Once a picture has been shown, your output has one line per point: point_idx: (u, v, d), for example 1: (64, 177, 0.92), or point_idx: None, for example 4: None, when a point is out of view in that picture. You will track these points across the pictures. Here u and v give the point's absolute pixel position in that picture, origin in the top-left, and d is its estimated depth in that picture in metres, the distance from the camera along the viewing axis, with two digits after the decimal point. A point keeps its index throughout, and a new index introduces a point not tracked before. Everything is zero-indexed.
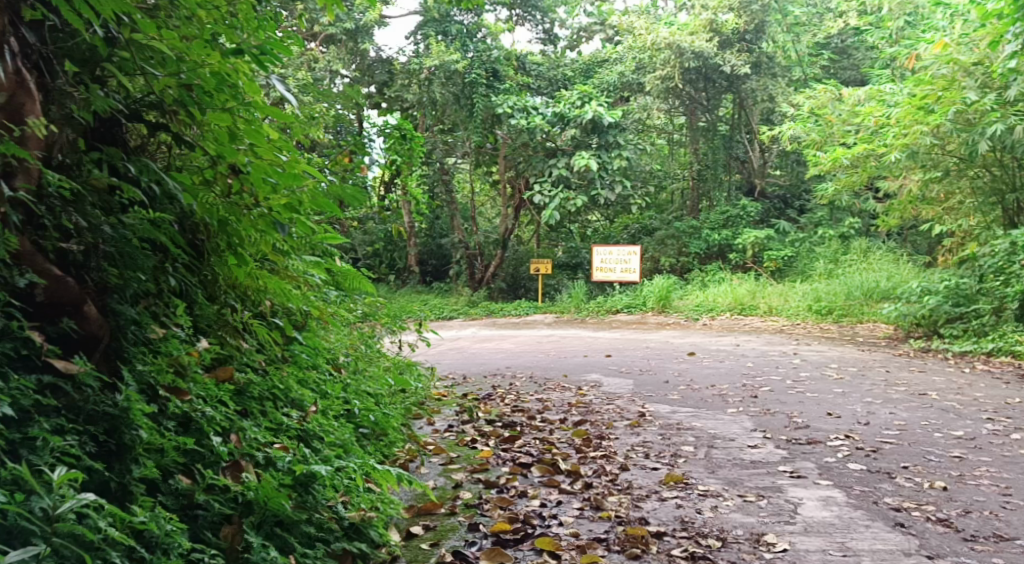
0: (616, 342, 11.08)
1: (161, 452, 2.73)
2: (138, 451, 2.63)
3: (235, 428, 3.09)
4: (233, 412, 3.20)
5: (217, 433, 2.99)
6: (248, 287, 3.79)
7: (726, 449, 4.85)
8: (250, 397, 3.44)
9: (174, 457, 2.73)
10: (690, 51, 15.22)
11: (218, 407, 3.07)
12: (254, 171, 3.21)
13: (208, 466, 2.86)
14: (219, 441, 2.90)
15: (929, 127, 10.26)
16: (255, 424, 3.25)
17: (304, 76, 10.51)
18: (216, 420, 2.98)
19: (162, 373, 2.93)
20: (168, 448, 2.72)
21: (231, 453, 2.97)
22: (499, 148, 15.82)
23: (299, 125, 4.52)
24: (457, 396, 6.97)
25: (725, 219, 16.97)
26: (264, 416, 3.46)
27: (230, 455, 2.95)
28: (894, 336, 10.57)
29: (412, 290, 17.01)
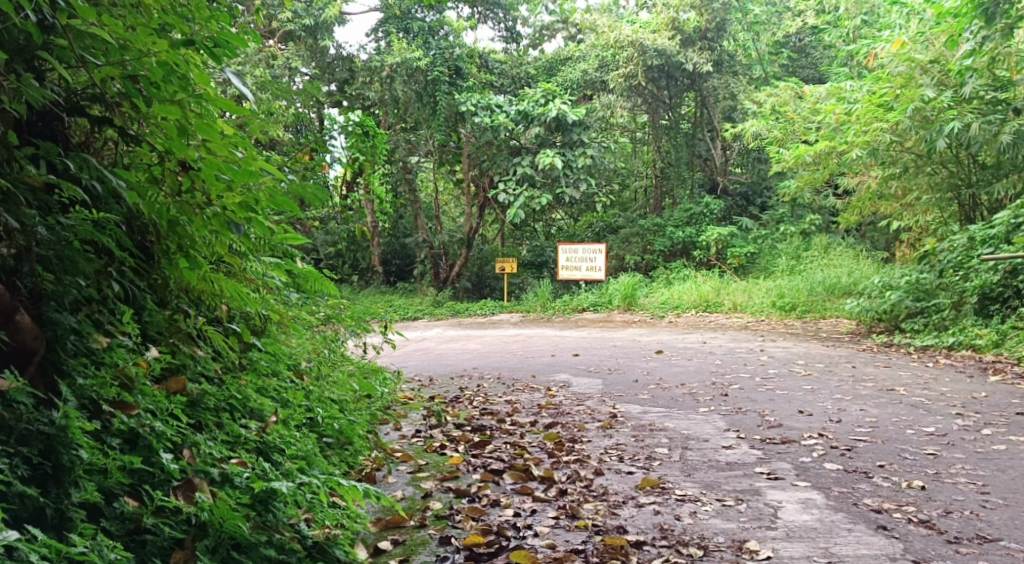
0: (583, 341, 10.99)
1: (105, 472, 2.55)
2: (78, 474, 2.45)
3: (189, 442, 2.93)
4: (187, 426, 3.03)
5: (168, 449, 2.83)
6: (203, 292, 3.58)
7: (700, 451, 4.76)
8: (204, 409, 3.26)
9: (119, 478, 2.54)
10: (653, 49, 15.19)
11: (169, 421, 2.90)
12: (207, 168, 3.03)
13: (158, 487, 2.68)
14: (170, 459, 2.73)
15: (889, 124, 10.32)
16: (210, 438, 3.09)
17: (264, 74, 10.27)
18: (166, 435, 2.80)
19: (105, 387, 2.75)
20: (112, 468, 2.54)
21: (183, 471, 2.79)
22: (463, 146, 15.66)
23: (258, 122, 4.37)
24: (423, 399, 6.82)
25: (688, 216, 16.97)
26: (220, 428, 3.28)
27: (182, 473, 2.77)
28: (857, 331, 10.60)
29: (376, 290, 16.78)
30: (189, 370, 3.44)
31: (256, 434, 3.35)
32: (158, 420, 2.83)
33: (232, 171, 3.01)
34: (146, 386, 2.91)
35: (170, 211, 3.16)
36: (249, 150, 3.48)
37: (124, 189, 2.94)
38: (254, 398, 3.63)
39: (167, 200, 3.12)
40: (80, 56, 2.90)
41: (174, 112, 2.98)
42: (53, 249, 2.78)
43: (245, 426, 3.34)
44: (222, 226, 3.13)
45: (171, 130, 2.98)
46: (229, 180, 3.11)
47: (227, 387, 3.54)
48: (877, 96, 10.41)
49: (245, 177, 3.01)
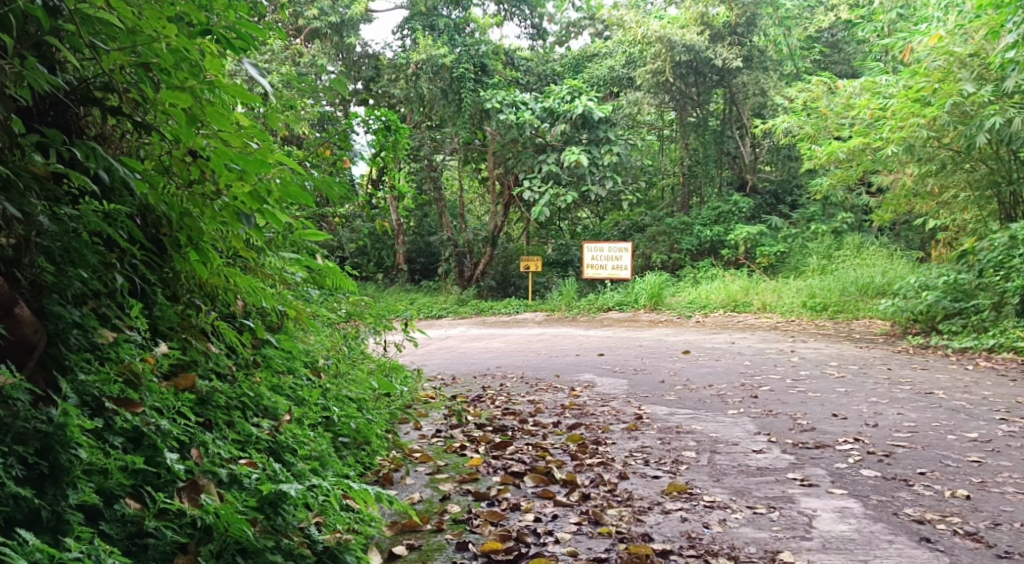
0: (608, 341, 10.82)
1: (105, 472, 2.45)
2: (76, 475, 2.35)
3: (197, 442, 2.80)
4: (195, 425, 2.91)
5: (173, 449, 2.71)
6: (217, 288, 3.47)
7: (729, 455, 4.58)
8: (214, 407, 3.12)
9: (119, 479, 2.44)
10: (681, 45, 14.97)
11: (176, 420, 2.78)
12: (216, 157, 2.91)
13: (162, 490, 2.57)
14: (175, 459, 2.61)
15: (926, 120, 10.05)
16: (219, 438, 2.96)
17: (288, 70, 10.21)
18: (172, 435, 2.69)
19: (109, 383, 2.65)
20: (112, 469, 2.43)
21: (189, 472, 2.67)
22: (488, 144, 15.54)
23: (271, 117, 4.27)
24: (446, 398, 6.70)
25: (716, 215, 16.73)
26: (230, 426, 3.15)
27: (187, 475, 2.65)
28: (891, 332, 10.35)
29: (401, 288, 16.70)
30: (200, 367, 3.31)
31: (267, 434, 3.23)
32: (163, 418, 2.73)
33: (242, 162, 2.89)
34: (152, 383, 2.80)
35: (180, 202, 3.03)
36: (264, 142, 3.36)
37: (130, 177, 2.82)
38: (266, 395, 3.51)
39: (178, 191, 3.00)
40: (89, 42, 2.78)
41: (184, 99, 2.86)
42: (58, 242, 2.68)
43: (256, 424, 3.22)
44: (232, 217, 3.00)
45: (181, 119, 2.86)
46: (240, 170, 2.99)
47: (238, 384, 3.41)
48: (914, 92, 10.02)
49: (255, 167, 2.88)
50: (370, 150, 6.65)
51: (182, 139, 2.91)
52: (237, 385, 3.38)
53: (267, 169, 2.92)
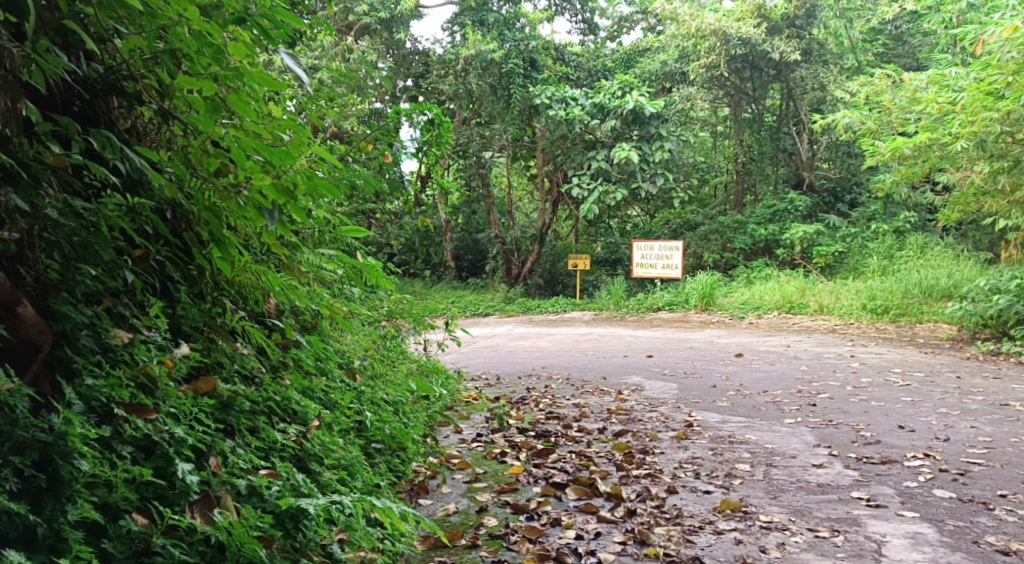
0: (657, 342, 10.51)
1: (109, 486, 2.30)
2: (77, 488, 2.21)
3: (216, 450, 2.64)
4: (214, 430, 2.74)
5: (188, 458, 2.55)
6: (247, 286, 3.27)
7: (787, 469, 4.29)
8: (237, 412, 2.90)
9: (124, 493, 2.29)
10: (737, 38, 14.63)
11: (192, 426, 2.60)
12: (237, 148, 2.69)
13: (172, 505, 2.39)
14: (188, 470, 2.45)
15: (999, 114, 9.62)
16: (240, 445, 2.78)
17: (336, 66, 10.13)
18: (188, 443, 2.53)
19: (119, 388, 2.49)
20: (117, 482, 2.28)
21: (203, 484, 2.50)
22: (537, 140, 15.33)
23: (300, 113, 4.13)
24: (489, 399, 6.50)
25: (771, 214, 16.27)
26: (254, 432, 2.94)
27: (201, 487, 2.48)
28: (957, 337, 9.90)
29: (449, 286, 16.53)
30: (225, 370, 3.08)
31: (293, 438, 3.03)
32: (181, 425, 2.57)
33: (266, 152, 2.66)
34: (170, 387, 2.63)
35: (202, 195, 2.82)
36: (295, 133, 3.16)
37: (148, 170, 2.60)
38: (294, 394, 3.32)
39: (203, 180, 2.79)
40: (110, 28, 2.58)
41: (205, 85, 2.64)
42: (74, 236, 2.54)
43: (281, 428, 3.02)
44: (253, 207, 2.76)
45: (201, 107, 2.63)
46: (264, 161, 2.78)
47: (263, 384, 3.20)
48: (986, 84, 9.73)
49: (280, 158, 2.65)
50: (416, 145, 6.55)
51: (200, 128, 2.69)
52: (263, 387, 3.17)
53: (294, 160, 2.69)
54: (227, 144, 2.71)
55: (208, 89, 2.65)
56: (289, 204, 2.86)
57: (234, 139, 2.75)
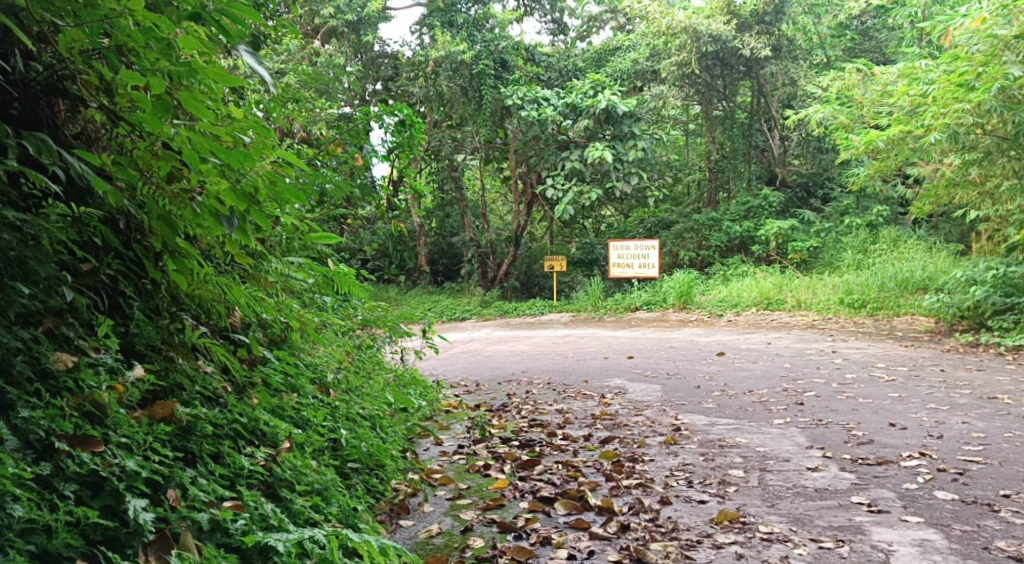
0: (637, 342, 10.37)
1: (49, 531, 2.15)
2: (8, 537, 2.06)
3: (175, 480, 2.47)
4: (171, 459, 2.55)
5: (142, 494, 2.38)
6: (208, 300, 3.05)
7: (781, 474, 4.13)
8: (198, 438, 2.69)
9: (66, 539, 2.13)
10: (707, 35, 14.55)
11: (145, 457, 2.43)
12: (189, 151, 2.47)
13: (123, 547, 2.24)
14: (141, 507, 2.29)
15: (971, 105, 9.56)
16: (202, 475, 2.58)
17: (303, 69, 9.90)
18: (141, 476, 2.37)
19: (61, 420, 2.33)
20: (56, 527, 2.13)
21: (158, 521, 2.33)
22: (510, 142, 15.19)
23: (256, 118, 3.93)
24: (468, 408, 6.31)
25: (746, 210, 16.20)
26: (218, 459, 2.73)
27: (156, 524, 2.31)
28: (936, 329, 9.85)
29: (424, 290, 16.27)
30: (186, 392, 2.85)
31: (262, 462, 2.83)
32: (133, 457, 2.40)
33: (223, 154, 2.45)
34: (120, 415, 2.46)
35: (152, 203, 2.61)
36: (257, 133, 2.95)
37: (91, 175, 2.38)
38: (262, 411, 3.12)
39: (154, 185, 2.56)
40: (45, 21, 2.38)
41: (152, 81, 2.40)
42: (10, 250, 2.38)
43: (248, 452, 2.82)
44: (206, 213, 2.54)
45: (146, 104, 2.41)
46: (220, 164, 2.57)
47: (228, 403, 2.98)
48: (957, 75, 9.67)
49: (239, 159, 2.44)
50: (388, 146, 6.33)
51: (146, 127, 2.48)
52: (228, 407, 2.95)
53: (254, 161, 2.48)
54: (177, 145, 2.49)
55: (156, 86, 2.43)
56: (250, 209, 2.65)
57: (185, 139, 2.54)
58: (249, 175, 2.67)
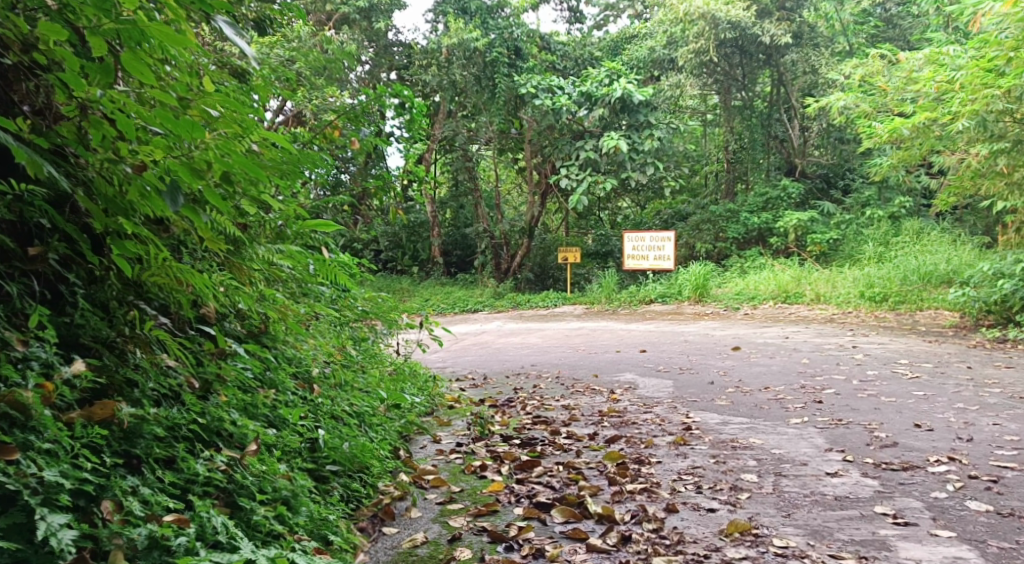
0: (650, 335, 10.07)
1: None
2: None
3: (112, 491, 2.35)
4: (105, 467, 2.41)
5: (65, 509, 2.24)
6: (166, 288, 2.80)
7: (798, 479, 3.85)
8: (145, 442, 2.54)
9: None
10: (726, 22, 14.16)
11: (67, 467, 2.28)
12: (124, 119, 2.19)
13: None
14: (61, 523, 2.17)
15: (1000, 92, 9.18)
16: (143, 486, 2.43)
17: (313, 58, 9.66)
18: (64, 488, 2.23)
19: None
20: None
21: (80, 539, 2.18)
22: (524, 132, 14.86)
23: (236, 96, 3.69)
24: (472, 403, 6.06)
25: (764, 202, 15.83)
26: (167, 464, 2.59)
27: (78, 541, 2.18)
28: (961, 325, 9.49)
29: (436, 282, 15.95)
30: (138, 390, 2.65)
31: (221, 467, 2.66)
32: (57, 466, 2.26)
33: (169, 123, 2.20)
34: (45, 417, 2.30)
35: (93, 179, 2.37)
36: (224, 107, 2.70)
37: (11, 143, 2.14)
38: (230, 411, 2.94)
39: (89, 156, 2.31)
40: None
41: (85, 38, 2.12)
42: None
43: (205, 456, 2.65)
44: (143, 191, 2.30)
45: (76, 64, 2.15)
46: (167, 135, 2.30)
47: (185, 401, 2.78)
48: (986, 60, 9.32)
49: (187, 128, 2.19)
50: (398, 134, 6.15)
51: (75, 91, 2.20)
52: (186, 406, 2.76)
53: (203, 132, 2.23)
54: (113, 112, 2.21)
55: (93, 47, 2.16)
56: (200, 187, 2.41)
57: (122, 106, 2.26)
58: (200, 149, 2.42)
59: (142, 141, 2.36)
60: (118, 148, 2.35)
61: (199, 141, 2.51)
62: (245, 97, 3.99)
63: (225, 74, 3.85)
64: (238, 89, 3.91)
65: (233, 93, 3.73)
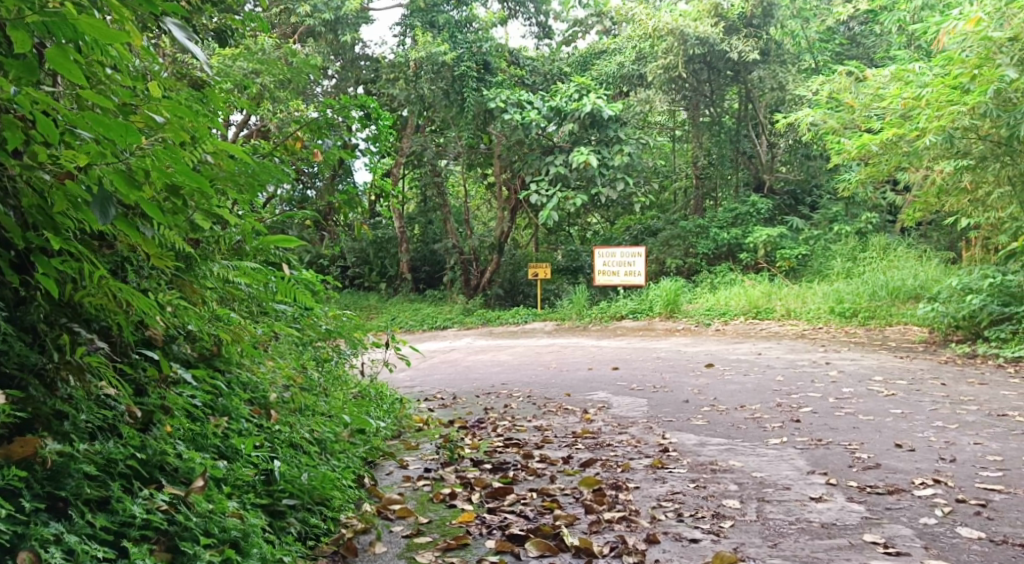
0: (622, 352, 9.92)
1: None
2: None
3: (31, 540, 2.17)
4: (22, 514, 2.22)
5: None
6: (104, 309, 2.60)
7: (781, 504, 3.70)
8: (71, 482, 2.36)
9: None
10: (694, 38, 14.15)
11: None
12: (45, 116, 2.00)
13: None
14: None
15: (966, 108, 9.19)
16: (68, 532, 2.25)
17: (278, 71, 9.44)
18: None
19: None
20: None
21: None
22: (493, 148, 14.71)
23: (188, 105, 3.51)
24: (441, 424, 5.85)
25: (733, 217, 15.79)
26: (99, 506, 2.41)
27: None
28: (930, 340, 9.46)
29: (404, 299, 15.67)
30: (67, 423, 2.47)
31: (162, 507, 2.49)
32: None
33: (100, 125, 2.02)
34: None
35: (20, 190, 2.17)
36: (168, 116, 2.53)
37: None
38: (176, 445, 2.77)
39: (7, 162, 2.10)
40: None
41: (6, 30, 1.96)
42: None
43: (144, 495, 2.48)
44: (73, 200, 2.11)
45: None
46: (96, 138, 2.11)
47: (121, 434, 2.60)
48: (951, 77, 9.35)
49: (120, 130, 2.01)
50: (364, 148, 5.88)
51: None
52: (124, 441, 2.59)
53: (138, 135, 2.06)
54: (33, 111, 2.02)
55: (16, 41, 2.01)
56: (137, 198, 2.23)
57: (43, 106, 2.08)
58: (137, 156, 2.26)
59: (66, 146, 2.16)
60: (37, 152, 2.16)
61: (138, 149, 2.35)
62: (199, 106, 3.80)
63: (177, 83, 3.66)
64: (192, 100, 3.72)
65: (186, 104, 3.54)
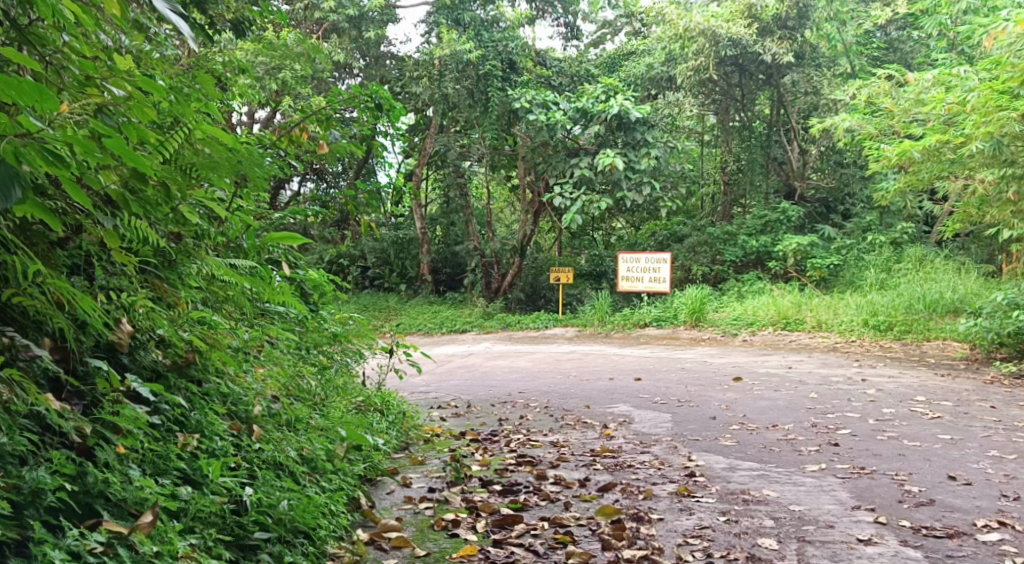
0: (645, 362, 9.48)
1: None
2: None
3: None
4: None
5: None
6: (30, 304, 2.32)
7: (824, 547, 3.30)
8: None
9: None
10: (727, 39, 13.70)
11: None
12: None
13: None
14: None
15: (1016, 114, 8.66)
16: None
17: (295, 66, 9.09)
18: None
19: None
20: None
21: None
22: (518, 149, 14.27)
23: (180, 89, 3.18)
24: (451, 436, 5.47)
25: (763, 224, 15.28)
26: (17, 546, 2.12)
27: None
28: (972, 358, 8.95)
29: (424, 300, 15.26)
30: None
31: (95, 549, 2.20)
32: None
33: (8, 93, 1.82)
34: None
35: None
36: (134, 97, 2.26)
37: None
38: (124, 470, 2.48)
39: None
40: None
41: None
42: None
43: (74, 536, 2.19)
44: None
45: None
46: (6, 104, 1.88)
47: (52, 461, 2.31)
48: (999, 82, 8.82)
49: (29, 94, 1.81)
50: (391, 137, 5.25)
51: None
52: (55, 468, 2.30)
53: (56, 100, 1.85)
54: None
55: None
56: (60, 175, 1.98)
57: None
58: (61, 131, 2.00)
59: None
60: None
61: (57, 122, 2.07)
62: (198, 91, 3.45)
63: (174, 68, 3.35)
64: (190, 84, 3.39)
65: (177, 85, 3.22)
